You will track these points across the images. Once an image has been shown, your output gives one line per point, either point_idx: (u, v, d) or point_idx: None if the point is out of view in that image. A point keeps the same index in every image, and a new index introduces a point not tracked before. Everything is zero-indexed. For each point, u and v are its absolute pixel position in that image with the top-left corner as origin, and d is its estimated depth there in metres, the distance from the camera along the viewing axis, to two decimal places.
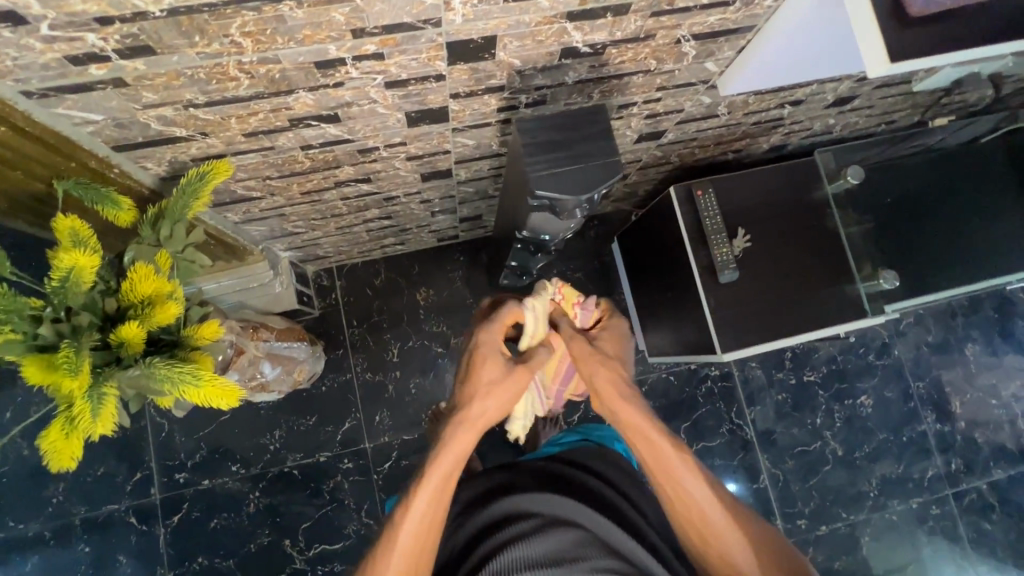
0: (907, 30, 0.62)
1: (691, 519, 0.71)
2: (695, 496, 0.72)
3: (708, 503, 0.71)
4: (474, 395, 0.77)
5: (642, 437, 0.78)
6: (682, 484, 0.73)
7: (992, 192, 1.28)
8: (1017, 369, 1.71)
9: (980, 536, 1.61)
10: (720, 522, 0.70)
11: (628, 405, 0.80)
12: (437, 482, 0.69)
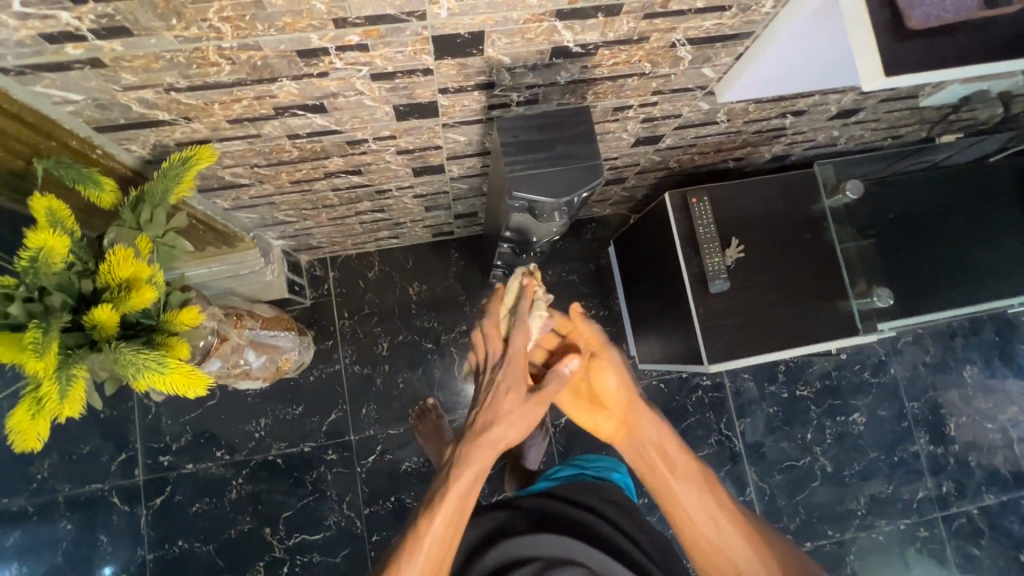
0: (906, 43, 0.60)
1: (711, 546, 0.69)
2: (714, 519, 0.70)
3: (729, 527, 0.69)
4: (496, 422, 0.75)
5: (660, 454, 0.76)
6: (702, 506, 0.71)
7: (998, 213, 1.25)
8: (1014, 393, 1.68)
9: (969, 561, 1.58)
10: (741, 546, 0.68)
11: (643, 423, 0.79)
12: (453, 509, 0.67)
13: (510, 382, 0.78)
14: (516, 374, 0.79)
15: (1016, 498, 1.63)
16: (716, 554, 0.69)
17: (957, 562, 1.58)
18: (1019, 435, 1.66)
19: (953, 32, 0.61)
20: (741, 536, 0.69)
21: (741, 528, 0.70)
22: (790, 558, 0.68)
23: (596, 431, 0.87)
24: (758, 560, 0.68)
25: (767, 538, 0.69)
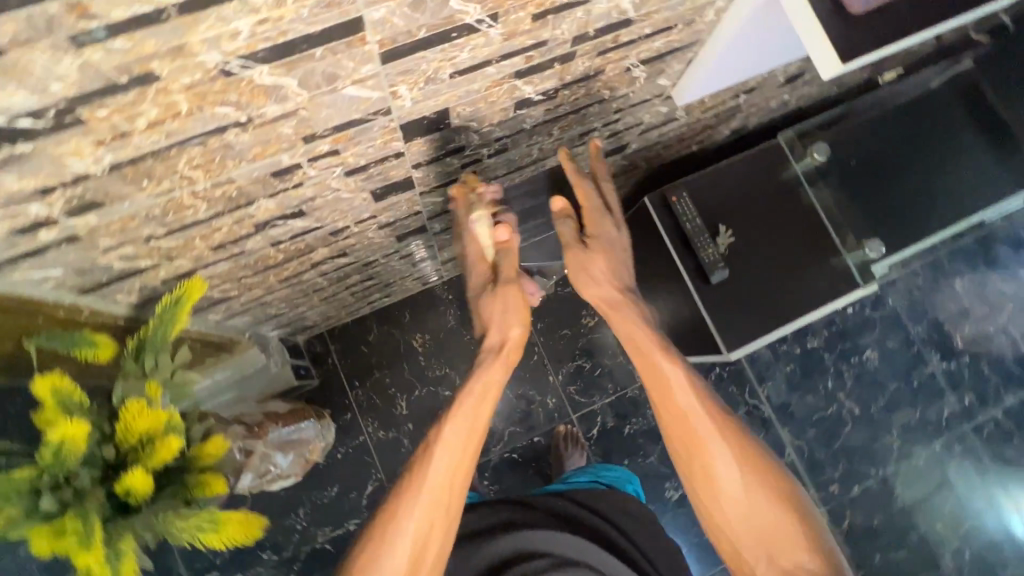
0: (853, 29, 0.62)
1: (695, 437, 0.71)
2: (699, 411, 0.72)
3: (704, 423, 0.71)
4: (494, 321, 0.86)
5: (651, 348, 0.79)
6: (688, 400, 0.74)
7: (958, 132, 1.27)
8: (1010, 292, 1.72)
9: (1008, 463, 1.63)
10: (721, 442, 0.70)
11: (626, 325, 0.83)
12: (470, 416, 0.76)
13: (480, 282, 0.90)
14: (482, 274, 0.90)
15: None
16: (697, 444, 0.71)
17: (997, 467, 1.62)
18: None
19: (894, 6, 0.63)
20: (724, 434, 0.71)
21: (723, 428, 0.71)
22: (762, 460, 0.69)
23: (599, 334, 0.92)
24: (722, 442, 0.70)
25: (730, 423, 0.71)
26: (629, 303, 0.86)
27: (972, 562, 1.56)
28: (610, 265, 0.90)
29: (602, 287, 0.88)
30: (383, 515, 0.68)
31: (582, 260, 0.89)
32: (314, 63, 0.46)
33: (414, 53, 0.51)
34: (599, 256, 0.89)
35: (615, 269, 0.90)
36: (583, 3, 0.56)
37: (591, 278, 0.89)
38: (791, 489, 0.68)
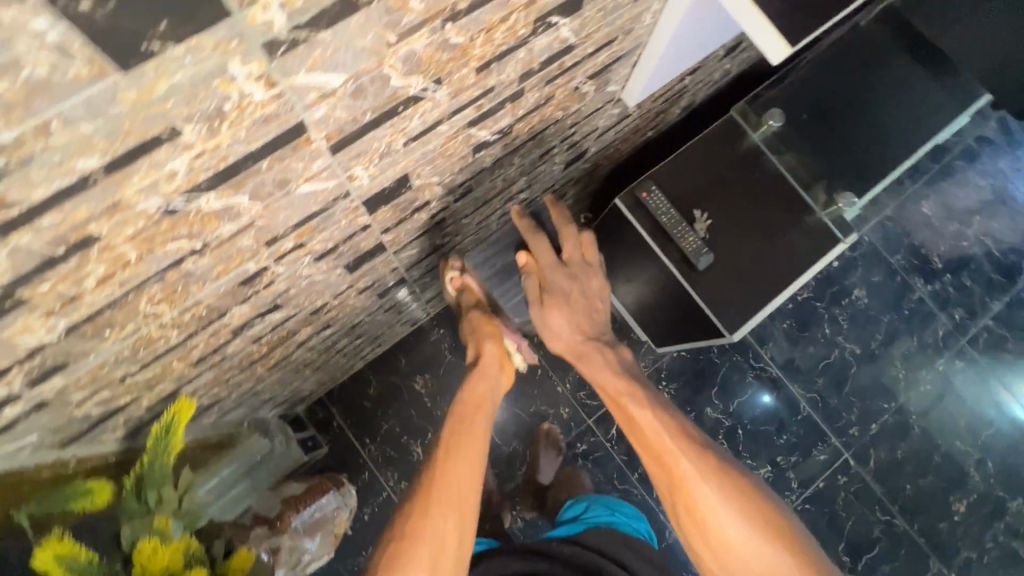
0: (792, 11, 0.62)
1: (679, 483, 0.62)
2: (677, 452, 0.64)
3: (690, 463, 0.63)
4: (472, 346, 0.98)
5: (621, 393, 0.73)
6: (665, 441, 0.66)
7: (904, 64, 1.25)
8: (977, 203, 1.76)
9: (1010, 367, 1.67)
10: (705, 486, 0.61)
11: (603, 372, 0.77)
12: (467, 424, 0.79)
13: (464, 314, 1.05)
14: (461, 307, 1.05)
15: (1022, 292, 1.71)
16: (680, 490, 0.62)
17: (999, 374, 1.67)
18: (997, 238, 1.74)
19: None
20: (710, 476, 0.61)
21: (707, 470, 0.62)
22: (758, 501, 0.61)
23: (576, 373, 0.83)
24: (709, 484, 0.61)
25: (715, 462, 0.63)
26: (595, 347, 0.80)
27: (995, 469, 1.60)
28: (574, 315, 0.81)
29: (564, 336, 0.81)
30: (404, 521, 0.66)
31: (539, 318, 0.81)
32: (262, 175, 0.43)
33: (364, 135, 0.48)
34: (555, 309, 0.79)
35: (577, 316, 0.81)
36: (524, 44, 0.53)
37: (555, 330, 0.81)
38: (790, 533, 0.59)
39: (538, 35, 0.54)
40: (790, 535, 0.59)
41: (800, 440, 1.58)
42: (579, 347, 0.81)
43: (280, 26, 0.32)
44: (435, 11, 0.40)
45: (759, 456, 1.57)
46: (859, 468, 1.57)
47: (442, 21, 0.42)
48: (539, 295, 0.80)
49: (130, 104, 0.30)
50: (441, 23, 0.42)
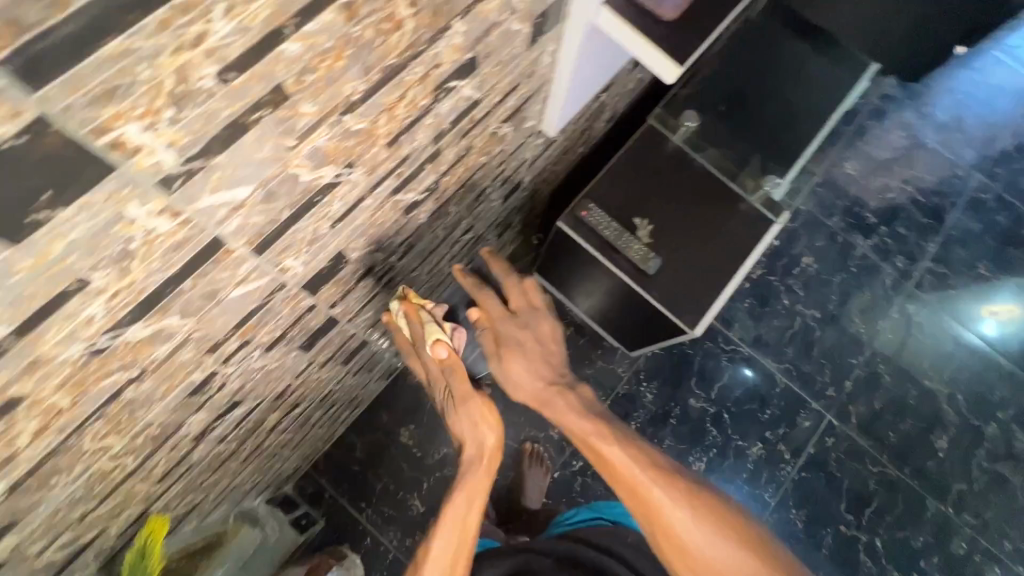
0: (674, 34, 0.66)
1: (656, 515, 0.63)
2: (653, 486, 0.64)
3: (668, 497, 0.63)
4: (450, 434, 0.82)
5: (588, 432, 0.69)
6: (637, 475, 0.65)
7: (796, 47, 1.34)
8: (906, 142, 1.72)
9: (971, 297, 1.62)
10: (681, 512, 0.62)
11: (564, 409, 0.72)
12: (455, 523, 0.72)
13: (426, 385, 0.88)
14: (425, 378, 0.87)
15: (953, 229, 1.66)
16: (658, 521, 0.63)
17: (949, 305, 1.61)
18: (929, 173, 1.70)
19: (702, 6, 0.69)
20: (683, 501, 0.63)
21: (680, 496, 0.63)
22: (731, 515, 0.64)
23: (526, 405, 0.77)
24: (689, 513, 0.62)
25: (690, 488, 0.65)
26: (559, 392, 0.73)
27: (967, 401, 1.54)
28: (534, 362, 0.76)
29: (524, 386, 0.75)
30: None
31: (499, 371, 0.76)
32: (188, 292, 0.43)
33: (287, 230, 0.48)
34: (515, 359, 0.75)
35: (537, 363, 0.76)
36: (429, 110, 0.55)
37: (516, 382, 0.75)
38: (760, 539, 0.63)
39: (441, 100, 0.55)
40: (757, 537, 0.63)
41: (784, 411, 1.51)
42: (539, 390, 0.74)
43: (171, 164, 0.32)
44: (329, 108, 0.41)
45: (749, 435, 1.50)
46: (844, 428, 1.51)
47: (339, 114, 0.43)
48: (495, 347, 0.77)
49: (28, 270, 0.30)
50: (339, 116, 0.43)
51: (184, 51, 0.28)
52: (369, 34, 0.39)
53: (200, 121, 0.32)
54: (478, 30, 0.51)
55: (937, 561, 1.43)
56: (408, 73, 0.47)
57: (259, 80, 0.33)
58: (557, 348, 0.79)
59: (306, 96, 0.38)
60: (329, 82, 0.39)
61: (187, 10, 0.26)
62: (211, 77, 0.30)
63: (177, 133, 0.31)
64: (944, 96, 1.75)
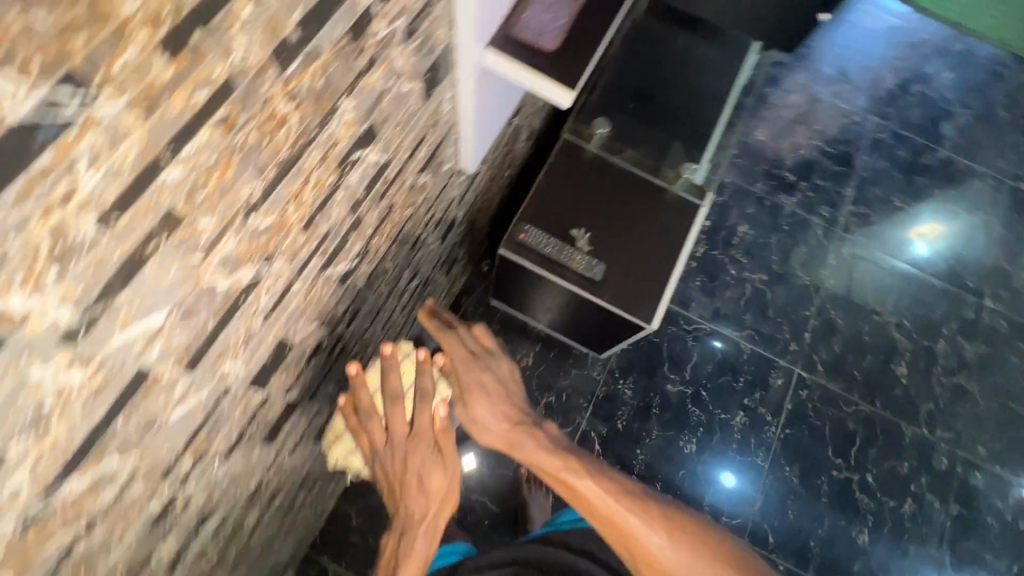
0: (560, 61, 0.70)
1: (632, 541, 0.66)
2: (627, 516, 0.66)
3: (643, 524, 0.66)
4: (400, 505, 0.73)
5: (560, 470, 0.69)
6: (611, 506, 0.67)
7: (683, 39, 1.43)
8: (803, 101, 1.83)
9: (894, 229, 1.71)
10: (655, 537, 0.65)
11: (535, 450, 0.71)
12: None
13: (371, 440, 0.76)
14: (377, 431, 0.75)
15: (863, 170, 1.77)
16: (634, 546, 0.66)
17: (879, 240, 1.70)
18: (831, 125, 1.81)
19: (584, 29, 0.72)
20: (656, 525, 0.66)
21: (654, 521, 0.66)
22: (701, 530, 0.67)
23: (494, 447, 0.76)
24: (663, 535, 0.66)
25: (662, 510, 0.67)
26: (527, 432, 0.73)
27: (914, 325, 1.63)
28: (498, 404, 0.76)
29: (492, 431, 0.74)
30: None
31: (466, 415, 0.75)
32: (123, 430, 0.42)
33: (216, 338, 0.47)
34: (480, 402, 0.75)
35: (503, 404, 0.76)
36: (338, 185, 0.55)
37: (484, 425, 0.74)
38: (729, 546, 0.67)
39: (348, 173, 0.56)
40: (726, 545, 0.67)
41: (756, 375, 1.55)
42: (507, 434, 0.73)
43: (69, 318, 0.31)
44: (229, 214, 0.41)
45: (729, 406, 1.52)
46: (813, 378, 1.56)
47: (242, 218, 0.42)
48: (461, 391, 0.76)
49: None
50: (243, 219, 0.42)
51: (54, 212, 0.27)
52: (253, 137, 0.39)
53: (90, 270, 0.31)
54: (368, 101, 0.52)
55: (926, 481, 1.49)
56: (305, 159, 0.47)
57: (145, 213, 0.33)
58: (518, 389, 0.80)
59: (202, 212, 0.37)
60: (222, 191, 0.39)
61: (47, 173, 0.26)
62: (91, 226, 0.30)
63: (67, 288, 0.30)
64: (827, 53, 1.89)
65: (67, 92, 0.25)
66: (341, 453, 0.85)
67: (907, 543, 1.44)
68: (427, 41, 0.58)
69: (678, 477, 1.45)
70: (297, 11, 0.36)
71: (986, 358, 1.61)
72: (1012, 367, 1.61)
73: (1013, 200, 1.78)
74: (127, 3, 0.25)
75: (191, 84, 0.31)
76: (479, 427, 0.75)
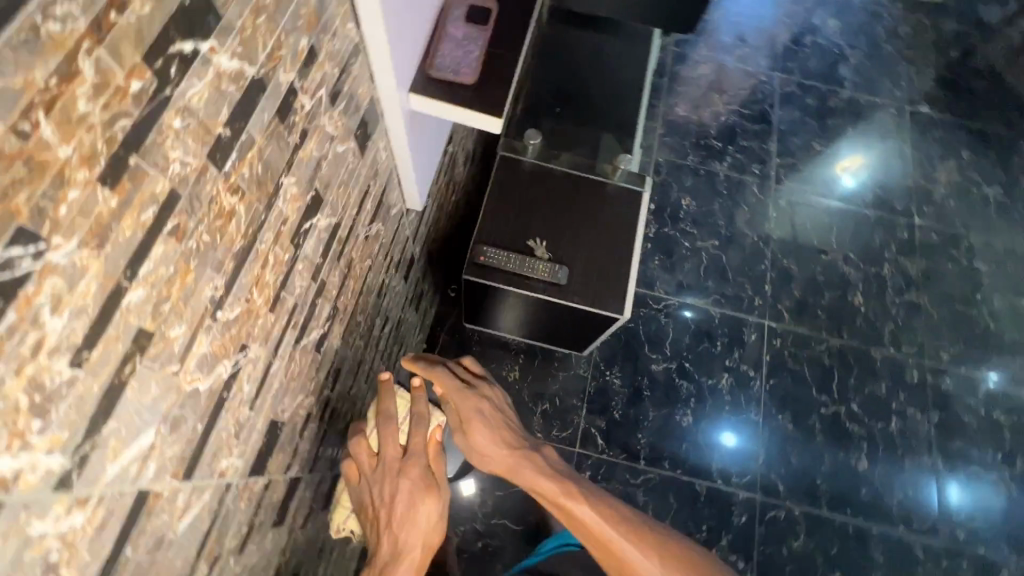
0: (481, 91, 0.72)
1: (626, 566, 0.64)
2: (622, 543, 0.65)
3: (638, 554, 0.64)
4: (385, 537, 0.67)
5: (557, 492, 0.70)
6: (606, 532, 0.66)
7: (589, 41, 1.50)
8: (712, 71, 1.93)
9: (821, 171, 1.83)
10: (651, 565, 0.63)
11: (534, 472, 0.72)
12: None
13: (359, 468, 0.72)
14: (365, 456, 0.72)
15: (780, 124, 1.88)
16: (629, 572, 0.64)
17: (810, 184, 1.81)
18: (742, 88, 1.92)
19: (497, 56, 0.75)
20: (653, 554, 0.64)
21: (651, 548, 0.64)
22: (701, 562, 0.64)
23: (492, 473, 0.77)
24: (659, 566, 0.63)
25: (660, 540, 0.65)
26: (525, 457, 0.74)
27: (859, 256, 1.73)
28: (497, 430, 0.77)
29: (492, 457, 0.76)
30: None
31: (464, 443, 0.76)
32: (134, 556, 0.40)
33: (207, 438, 0.47)
34: (478, 429, 0.76)
35: (502, 432, 0.77)
36: (296, 258, 0.55)
37: (484, 452, 0.76)
38: None
39: (303, 244, 0.56)
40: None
41: (731, 336, 1.61)
42: (506, 459, 0.75)
43: (60, 463, 0.31)
44: (197, 317, 0.40)
45: (712, 371, 1.58)
46: (782, 326, 1.64)
47: (210, 317, 0.42)
48: (459, 420, 0.77)
49: None
50: (211, 318, 0.42)
51: (27, 367, 0.27)
52: (205, 238, 0.39)
53: (72, 411, 0.31)
54: (308, 171, 0.53)
55: (904, 397, 1.58)
56: (259, 243, 0.47)
57: (116, 341, 0.32)
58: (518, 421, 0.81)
59: (170, 322, 0.37)
60: (187, 297, 0.39)
61: (12, 332, 0.26)
62: (66, 368, 0.29)
63: (53, 435, 0.30)
64: (723, 24, 2.00)
65: (19, 249, 0.25)
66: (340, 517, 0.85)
67: (902, 458, 1.52)
68: (351, 101, 0.59)
69: (682, 451, 1.48)
70: (224, 109, 0.37)
71: (928, 271, 1.73)
72: (952, 274, 1.74)
73: (916, 123, 1.93)
74: (60, 150, 0.26)
75: (136, 207, 0.31)
76: (477, 453, 0.76)
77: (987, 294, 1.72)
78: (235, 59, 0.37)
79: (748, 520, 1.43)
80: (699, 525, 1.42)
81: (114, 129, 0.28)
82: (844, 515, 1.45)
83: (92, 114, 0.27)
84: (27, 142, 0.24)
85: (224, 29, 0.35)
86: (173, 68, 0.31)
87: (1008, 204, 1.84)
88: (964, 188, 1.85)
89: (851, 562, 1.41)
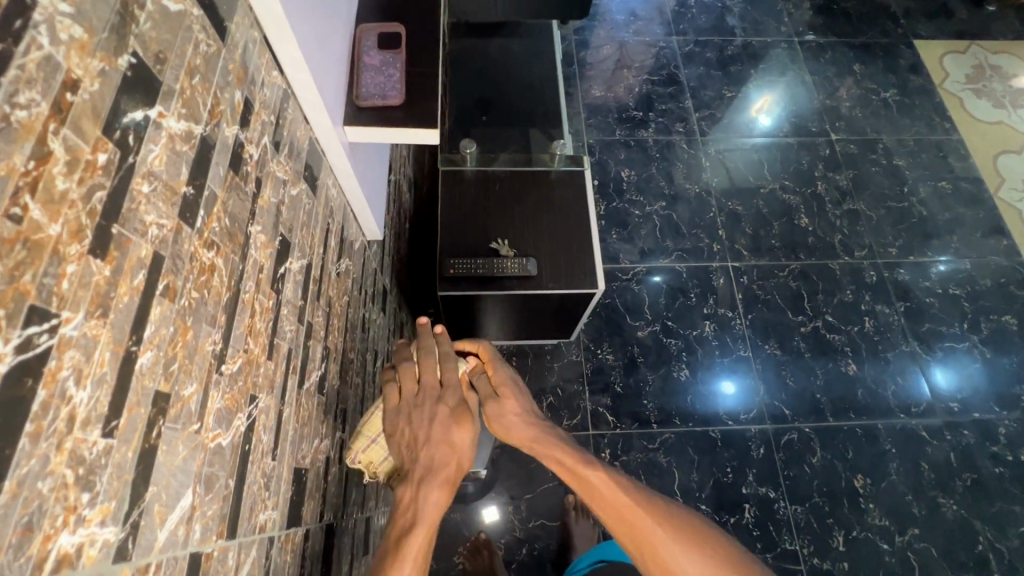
0: (411, 109, 0.76)
1: (641, 536, 0.58)
2: (637, 508, 0.59)
3: (652, 521, 0.59)
4: (420, 453, 0.65)
5: (575, 460, 0.64)
6: (621, 496, 0.60)
7: (494, 49, 1.57)
8: (614, 48, 2.03)
9: (736, 113, 1.95)
10: (667, 537, 0.58)
11: (551, 440, 0.68)
12: (425, 512, 0.61)
13: (399, 395, 0.72)
14: (409, 383, 0.72)
15: (689, 81, 1.99)
16: (644, 542, 0.58)
17: (732, 129, 1.92)
18: (645, 57, 2.02)
19: (417, 75, 0.79)
20: (668, 522, 0.59)
21: (666, 520, 0.59)
22: (715, 540, 0.59)
23: (501, 437, 0.71)
24: (674, 536, 0.58)
25: (674, 512, 0.60)
26: (543, 426, 0.70)
27: (794, 181, 1.85)
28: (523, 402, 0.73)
29: (515, 429, 0.70)
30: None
31: (495, 410, 0.71)
32: None
33: (241, 493, 0.47)
34: (512, 396, 0.72)
35: (530, 405, 0.74)
36: (279, 303, 0.56)
37: (506, 423, 0.71)
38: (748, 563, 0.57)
39: (283, 288, 0.57)
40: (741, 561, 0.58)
41: (702, 285, 1.68)
42: (526, 428, 0.70)
43: (115, 533, 0.31)
44: (205, 373, 0.41)
45: (694, 321, 1.64)
46: (744, 263, 1.72)
47: (216, 371, 0.43)
48: (493, 390, 0.73)
49: None
50: (217, 372, 0.43)
51: (65, 441, 0.28)
52: (194, 295, 0.40)
53: (114, 480, 0.31)
54: (271, 218, 0.54)
55: (870, 297, 1.69)
56: (244, 292, 0.48)
57: (138, 406, 0.33)
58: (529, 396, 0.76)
59: (182, 382, 0.38)
60: (191, 354, 0.40)
61: (46, 408, 0.27)
62: (100, 439, 0.30)
63: (103, 506, 0.30)
64: (612, 5, 2.12)
65: (36, 327, 0.26)
66: (359, 445, 0.73)
67: (884, 351, 1.62)
68: (293, 145, 0.61)
69: (687, 404, 1.53)
70: (183, 169, 0.39)
71: (856, 178, 1.86)
72: (878, 176, 1.87)
73: (807, 51, 2.08)
74: (50, 229, 0.27)
75: (127, 273, 0.33)
76: (495, 418, 0.71)
77: (913, 186, 1.86)
78: (181, 121, 0.39)
79: (766, 450, 1.48)
80: (723, 469, 1.46)
81: (93, 202, 0.30)
82: (849, 419, 1.53)
83: (71, 190, 0.28)
84: (20, 225, 0.25)
85: (166, 94, 0.37)
86: (131, 137, 0.33)
87: (907, 102, 2.00)
88: (866, 98, 2.00)
89: (869, 461, 1.48)
